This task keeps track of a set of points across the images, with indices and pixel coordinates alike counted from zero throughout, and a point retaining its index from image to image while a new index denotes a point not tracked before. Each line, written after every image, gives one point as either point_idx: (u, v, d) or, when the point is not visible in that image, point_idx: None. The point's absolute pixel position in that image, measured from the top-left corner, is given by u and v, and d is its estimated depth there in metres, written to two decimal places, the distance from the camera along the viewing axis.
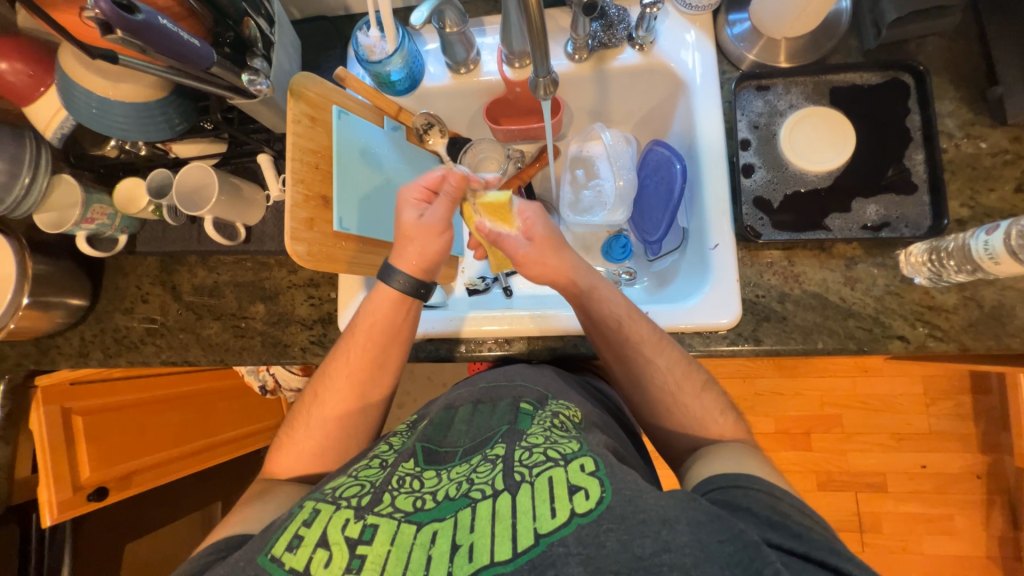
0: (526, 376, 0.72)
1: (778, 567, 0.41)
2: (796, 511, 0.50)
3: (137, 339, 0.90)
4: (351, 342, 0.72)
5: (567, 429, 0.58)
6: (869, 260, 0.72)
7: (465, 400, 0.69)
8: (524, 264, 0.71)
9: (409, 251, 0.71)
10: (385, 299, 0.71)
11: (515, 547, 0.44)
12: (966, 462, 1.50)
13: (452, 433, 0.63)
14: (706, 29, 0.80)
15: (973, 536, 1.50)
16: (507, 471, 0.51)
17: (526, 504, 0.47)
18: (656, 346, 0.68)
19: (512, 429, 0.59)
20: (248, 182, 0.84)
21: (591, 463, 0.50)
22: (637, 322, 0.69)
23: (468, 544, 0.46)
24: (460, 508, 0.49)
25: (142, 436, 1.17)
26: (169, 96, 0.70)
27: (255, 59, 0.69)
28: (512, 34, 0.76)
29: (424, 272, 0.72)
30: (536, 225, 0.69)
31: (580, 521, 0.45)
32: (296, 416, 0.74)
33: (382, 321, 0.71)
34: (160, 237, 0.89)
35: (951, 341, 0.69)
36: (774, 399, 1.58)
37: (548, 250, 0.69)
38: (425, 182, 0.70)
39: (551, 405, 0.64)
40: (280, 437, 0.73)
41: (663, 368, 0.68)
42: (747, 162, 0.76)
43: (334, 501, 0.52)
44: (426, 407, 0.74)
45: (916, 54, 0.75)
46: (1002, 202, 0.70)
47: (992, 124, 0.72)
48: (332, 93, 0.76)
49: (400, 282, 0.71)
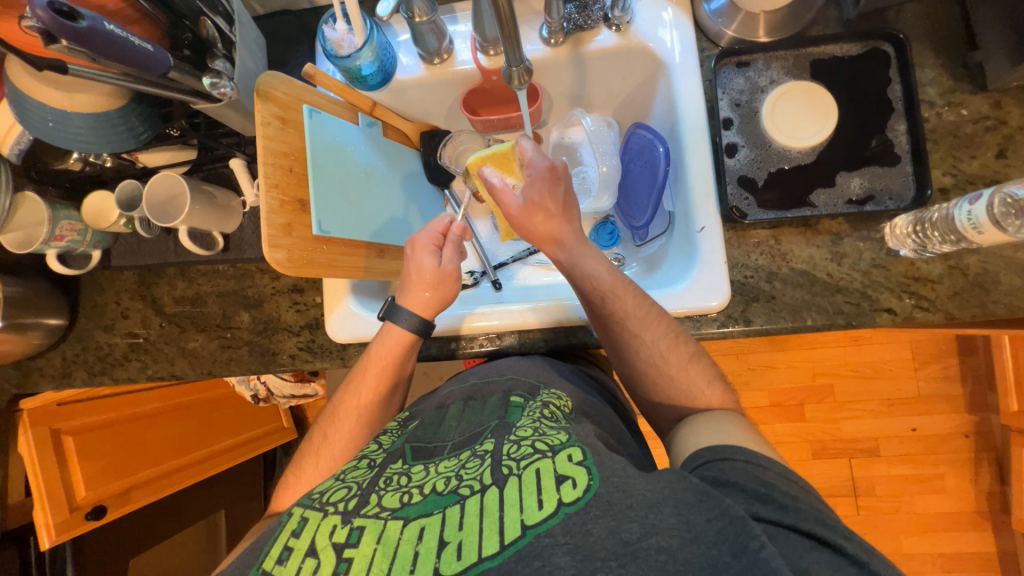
0: (517, 369, 0.71)
1: (766, 541, 0.41)
2: (783, 479, 0.50)
3: (120, 356, 0.88)
4: (360, 383, 0.73)
5: (557, 419, 0.57)
6: (855, 234, 0.72)
7: (457, 397, 0.69)
8: (517, 222, 0.72)
9: (419, 293, 0.73)
10: (396, 341, 0.73)
11: (502, 539, 0.44)
12: (954, 423, 1.54)
13: (442, 430, 0.63)
14: (684, 6, 0.78)
15: (963, 493, 1.54)
16: (495, 465, 0.51)
17: (514, 497, 0.46)
18: (641, 322, 0.67)
19: (501, 424, 0.58)
20: (222, 188, 0.82)
21: (579, 453, 0.50)
22: (621, 298, 0.68)
23: (456, 541, 0.45)
24: (448, 504, 0.48)
25: (137, 452, 1.16)
26: (128, 104, 0.67)
27: (217, 60, 0.67)
28: (484, 21, 0.74)
29: (433, 313, 0.75)
30: (534, 186, 0.70)
31: (567, 510, 0.44)
32: (303, 459, 0.71)
33: (390, 362, 0.73)
34: (135, 250, 0.86)
35: (937, 311, 0.69)
36: (767, 373, 1.60)
37: (542, 217, 0.71)
38: (437, 228, 0.75)
39: (542, 396, 0.63)
40: (289, 475, 0.71)
41: (649, 343, 0.67)
42: (730, 141, 0.75)
43: (321, 507, 0.51)
44: (418, 404, 0.74)
45: (896, 21, 0.74)
46: (985, 168, 0.70)
47: (973, 90, 0.72)
48: (302, 92, 0.73)
49: (407, 322, 0.72)
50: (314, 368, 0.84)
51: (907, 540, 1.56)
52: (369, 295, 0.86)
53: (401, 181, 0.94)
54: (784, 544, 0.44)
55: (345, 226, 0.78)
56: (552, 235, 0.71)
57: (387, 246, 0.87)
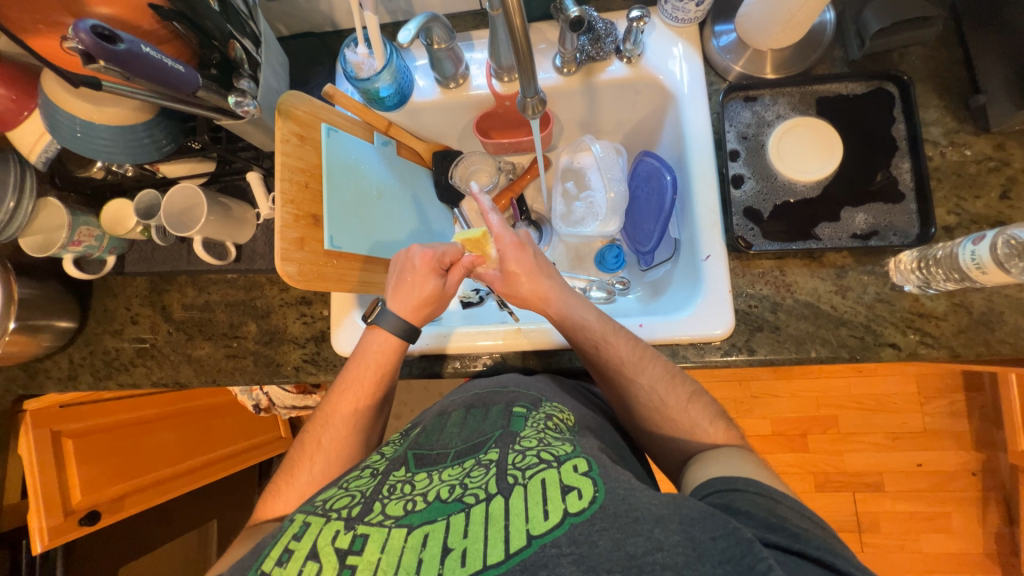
0: (520, 382, 0.71)
1: (773, 563, 0.40)
2: (795, 514, 0.49)
3: (127, 361, 0.88)
4: (348, 385, 0.73)
5: (561, 433, 0.58)
6: (859, 268, 0.73)
7: (458, 405, 0.68)
8: (506, 292, 0.76)
9: (407, 302, 0.74)
10: (383, 345, 0.74)
11: (507, 548, 0.44)
12: (961, 460, 1.51)
13: (444, 436, 0.62)
14: (693, 42, 0.81)
15: (970, 533, 1.50)
16: (500, 475, 0.51)
17: (519, 507, 0.47)
18: (636, 365, 0.68)
19: (506, 433, 0.58)
20: (237, 200, 0.84)
21: (584, 464, 0.50)
22: (615, 342, 0.70)
23: (461, 548, 0.45)
24: (453, 512, 0.48)
25: (133, 457, 1.16)
26: (154, 118, 0.70)
27: (241, 80, 0.68)
28: (500, 49, 0.77)
29: (417, 318, 0.75)
30: (508, 255, 0.74)
31: (573, 520, 0.44)
32: (294, 463, 0.71)
33: (379, 367, 0.73)
34: (149, 257, 0.88)
35: (942, 347, 0.69)
36: (769, 401, 1.59)
37: (524, 282, 0.74)
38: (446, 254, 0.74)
39: (545, 408, 0.64)
40: (283, 477, 0.70)
41: (647, 386, 0.67)
42: (737, 173, 0.76)
43: (324, 513, 0.52)
44: (421, 413, 0.73)
45: (900, 63, 0.76)
46: (988, 209, 0.71)
47: (976, 132, 0.73)
48: (322, 111, 0.76)
49: (390, 326, 0.73)
50: (316, 381, 0.85)
51: None
52: None
53: (413, 200, 0.95)
54: (792, 569, 0.43)
55: (355, 241, 0.80)
56: (539, 295, 0.74)
57: None
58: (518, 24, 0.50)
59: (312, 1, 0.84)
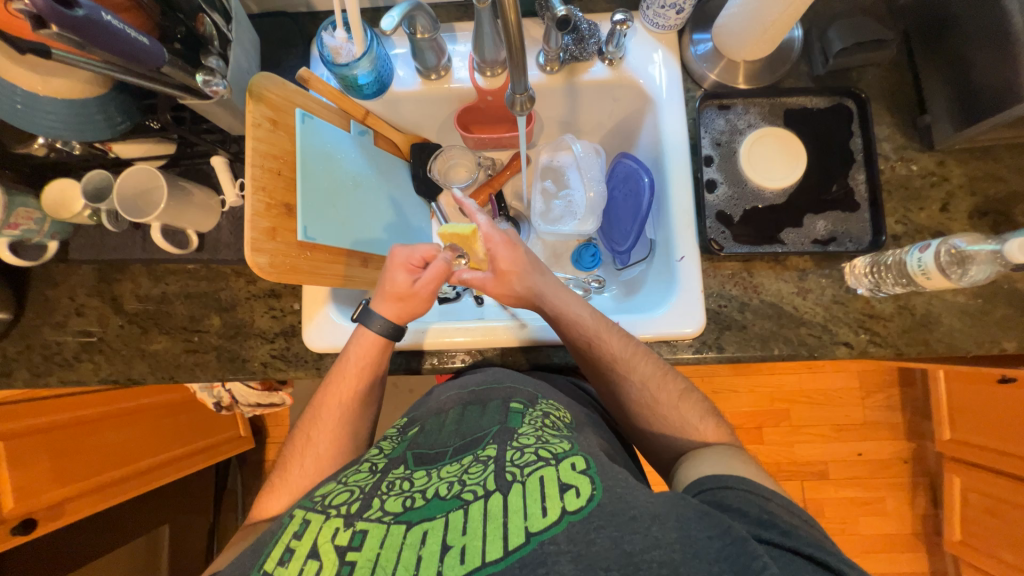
0: (514, 378, 0.71)
1: (767, 561, 0.43)
2: (785, 511, 0.52)
3: (70, 356, 0.81)
4: (335, 384, 0.72)
5: (559, 429, 0.59)
6: (819, 271, 0.78)
7: (456, 401, 0.69)
8: (494, 291, 0.75)
9: (386, 298, 0.72)
10: (368, 344, 0.72)
11: (506, 545, 0.45)
12: (895, 449, 1.66)
13: (443, 435, 0.63)
14: (672, 49, 0.83)
15: (901, 515, 1.65)
16: (499, 471, 0.52)
17: (517, 504, 0.47)
18: (630, 361, 0.70)
19: (503, 429, 0.59)
20: (200, 186, 0.79)
21: (581, 462, 0.51)
22: (609, 340, 0.71)
23: (460, 545, 0.46)
24: (452, 509, 0.49)
25: (76, 459, 1.07)
26: (108, 93, 0.64)
27: (210, 58, 0.65)
28: (484, 43, 0.76)
29: (402, 319, 0.73)
30: (499, 256, 0.73)
31: (571, 518, 0.45)
32: (287, 460, 0.70)
33: (367, 365, 0.72)
34: (98, 244, 0.81)
35: (888, 346, 0.75)
36: (729, 396, 1.68)
37: (521, 279, 0.74)
38: (421, 251, 0.73)
39: (542, 406, 0.64)
40: (276, 478, 0.69)
41: (639, 382, 0.69)
42: (711, 177, 0.79)
43: (323, 510, 0.53)
44: (420, 407, 0.74)
45: (858, 81, 0.82)
46: (930, 220, 0.78)
47: (922, 149, 0.80)
48: (295, 95, 0.73)
49: (377, 325, 0.71)
50: (285, 378, 0.81)
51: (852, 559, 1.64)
52: (350, 305, 0.84)
53: (390, 193, 0.93)
54: (786, 564, 0.46)
55: (330, 233, 0.77)
56: (533, 293, 0.74)
57: (371, 255, 0.86)
58: (512, 19, 0.49)
59: None
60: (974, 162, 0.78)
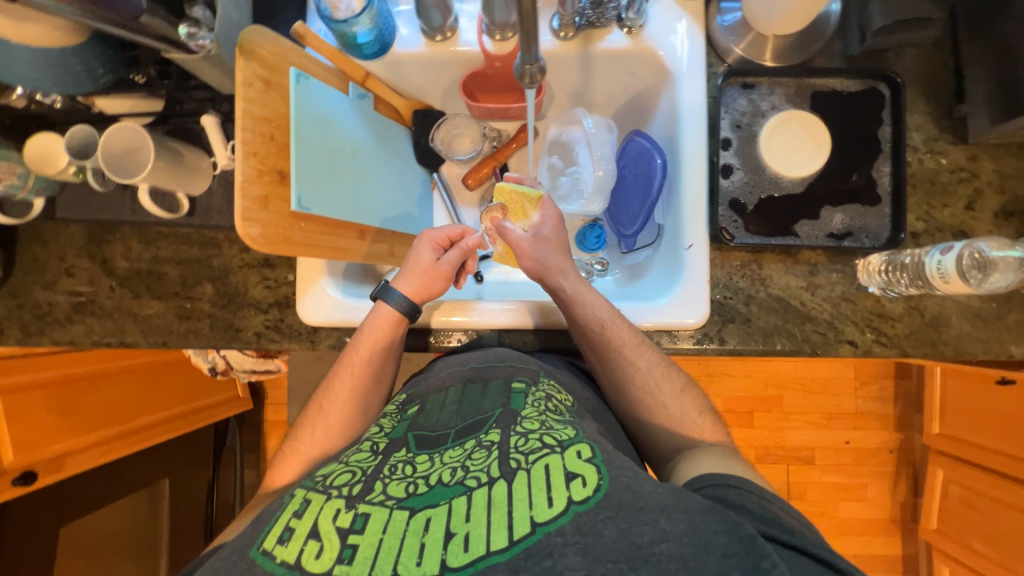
0: (516, 357, 0.71)
1: (775, 560, 0.43)
2: (784, 512, 0.53)
3: (62, 317, 0.80)
4: (349, 361, 0.72)
5: (562, 414, 0.59)
6: (831, 267, 0.75)
7: (456, 378, 0.69)
8: (525, 255, 0.77)
9: (413, 277, 0.74)
10: (384, 321, 0.72)
11: (512, 534, 0.45)
12: (883, 439, 1.68)
13: (442, 416, 0.63)
14: (698, 18, 0.77)
15: (882, 502, 1.69)
16: (503, 458, 0.52)
17: (523, 493, 0.48)
18: (635, 349, 0.71)
19: (506, 412, 0.59)
20: (191, 146, 0.75)
21: (587, 451, 0.51)
22: (618, 326, 0.71)
23: (464, 532, 0.46)
24: (455, 496, 0.49)
25: (76, 415, 1.09)
26: (88, 41, 0.59)
27: (196, 8, 0.60)
28: (495, 2, 0.70)
29: (422, 300, 0.75)
30: (545, 226, 0.79)
31: (578, 509, 0.46)
32: (298, 432, 0.71)
33: (380, 342, 0.72)
34: (86, 202, 0.78)
35: (894, 347, 0.74)
36: (724, 380, 1.68)
37: (553, 251, 0.77)
38: (447, 231, 0.78)
39: (545, 387, 0.65)
40: (288, 447, 0.70)
41: (643, 369, 0.70)
42: (727, 162, 0.75)
43: (324, 490, 0.52)
44: (419, 381, 0.74)
45: (895, 64, 0.76)
46: (953, 218, 0.74)
47: (954, 141, 0.75)
48: (289, 52, 0.68)
49: (399, 302, 0.72)
50: (278, 349, 0.80)
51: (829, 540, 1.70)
52: (346, 278, 0.82)
53: (390, 162, 0.89)
54: (795, 565, 0.46)
55: (326, 204, 0.73)
56: (561, 267, 0.76)
57: (368, 227, 0.83)
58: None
59: None
60: (1006, 158, 0.74)
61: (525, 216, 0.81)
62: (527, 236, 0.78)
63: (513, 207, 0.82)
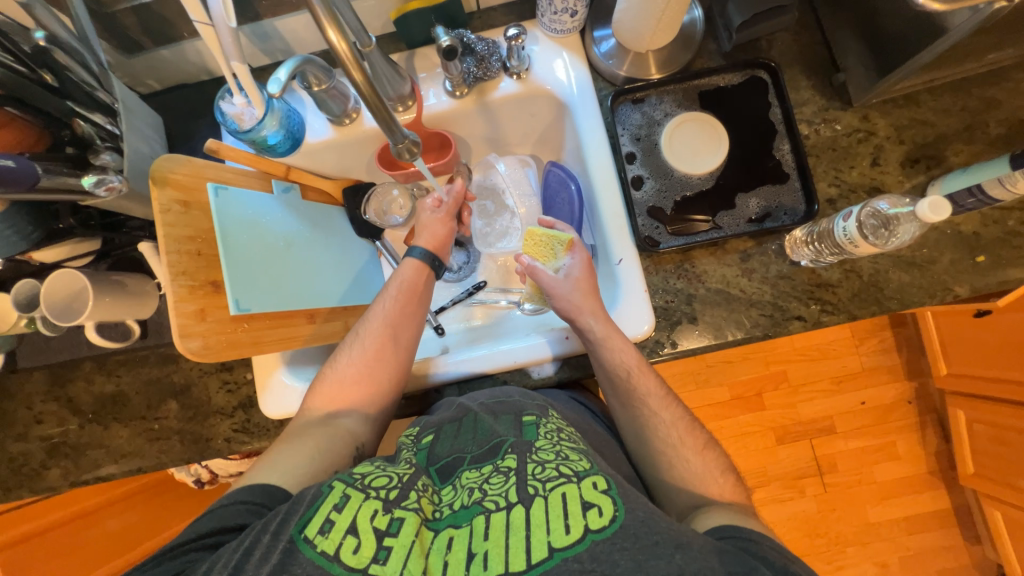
0: (523, 393, 0.75)
1: None
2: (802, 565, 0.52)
3: (37, 465, 0.81)
4: (385, 305, 0.78)
5: (574, 443, 0.63)
6: (760, 250, 0.76)
7: (473, 404, 0.73)
8: (557, 295, 0.77)
9: (426, 233, 0.84)
10: (410, 270, 0.81)
11: (529, 559, 0.49)
12: (897, 391, 1.64)
13: (460, 440, 0.67)
14: (577, 51, 0.82)
15: (915, 456, 1.64)
16: (521, 484, 0.56)
17: (540, 518, 0.52)
18: (661, 401, 0.71)
19: (521, 440, 0.63)
20: (133, 274, 0.79)
21: (603, 483, 0.55)
22: (646, 374, 0.71)
23: (483, 552, 0.51)
24: (474, 517, 0.54)
25: (77, 556, 1.06)
26: (11, 207, 0.64)
27: (103, 154, 0.65)
28: (382, 81, 0.74)
29: (439, 250, 0.84)
30: (575, 267, 0.77)
31: (595, 537, 0.49)
32: (332, 367, 0.74)
33: (414, 289, 0.80)
34: (44, 349, 0.81)
35: (841, 313, 0.74)
36: (722, 368, 1.66)
37: (586, 294, 0.75)
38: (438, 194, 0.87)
39: (553, 418, 0.68)
40: (323, 374, 0.74)
41: (667, 422, 0.70)
42: (635, 175, 0.79)
43: (363, 489, 0.57)
44: (438, 404, 0.79)
45: (768, 50, 0.80)
46: (863, 177, 0.76)
47: (843, 107, 0.78)
48: (205, 169, 0.72)
49: (421, 256, 0.82)
50: (251, 449, 0.81)
51: (873, 508, 1.63)
52: (304, 363, 0.84)
53: (329, 242, 0.93)
54: None
55: (267, 299, 0.75)
56: (595, 309, 0.74)
57: (317, 309, 0.85)
58: (359, 78, 0.50)
59: (178, 53, 0.79)
60: (897, 111, 0.77)
61: (555, 259, 0.80)
62: (559, 279, 0.77)
63: (542, 249, 0.81)
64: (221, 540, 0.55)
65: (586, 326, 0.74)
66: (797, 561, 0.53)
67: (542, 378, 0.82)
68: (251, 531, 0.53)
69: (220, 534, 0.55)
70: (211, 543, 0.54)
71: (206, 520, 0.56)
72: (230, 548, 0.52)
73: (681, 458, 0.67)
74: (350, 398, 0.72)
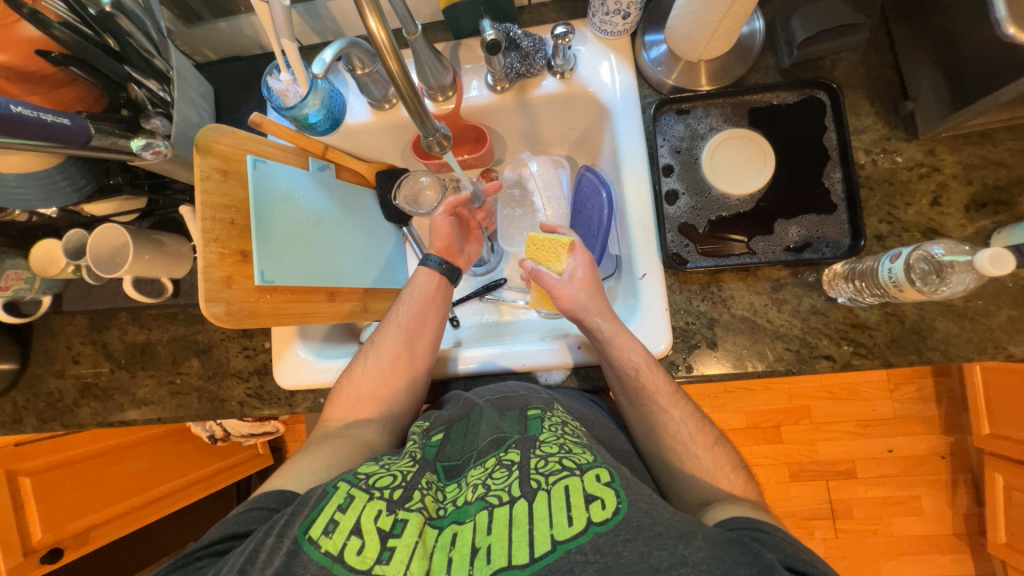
0: (529, 387, 0.75)
1: None
2: (813, 556, 0.52)
3: (70, 402, 0.87)
4: (398, 315, 0.81)
5: (580, 437, 0.62)
6: (794, 281, 0.72)
7: (480, 398, 0.74)
8: (560, 296, 0.76)
9: (445, 240, 0.88)
10: (425, 277, 0.85)
11: (531, 552, 0.48)
12: (931, 444, 1.54)
13: (467, 440, 0.67)
14: (625, 55, 0.79)
15: (941, 515, 1.53)
16: (523, 478, 0.56)
17: (543, 512, 0.51)
18: (670, 398, 0.69)
19: (525, 435, 0.63)
20: (172, 234, 0.83)
21: (606, 474, 0.54)
22: (654, 372, 0.69)
23: (486, 546, 0.50)
24: (478, 511, 0.54)
25: (99, 488, 1.14)
26: (67, 160, 0.67)
27: (153, 119, 0.68)
28: (424, 70, 0.74)
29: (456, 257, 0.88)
30: (577, 268, 0.77)
31: (597, 529, 0.49)
32: (342, 380, 0.77)
33: (427, 294, 0.83)
34: (87, 296, 0.87)
35: (875, 358, 0.70)
36: (742, 394, 1.60)
37: (590, 294, 0.75)
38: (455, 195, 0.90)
39: (557, 411, 0.67)
40: (340, 383, 0.77)
41: (678, 419, 0.68)
42: (671, 188, 0.75)
43: (367, 489, 0.57)
44: (445, 400, 0.80)
45: (831, 70, 0.75)
46: (919, 216, 0.71)
47: (908, 138, 0.73)
48: (247, 142, 0.74)
49: (438, 263, 0.85)
50: (262, 415, 0.84)
51: (886, 562, 1.54)
52: (318, 340, 0.86)
53: (357, 225, 0.94)
54: None
55: (290, 273, 0.77)
56: (599, 308, 0.74)
57: (338, 288, 0.87)
58: (393, 66, 0.51)
59: (235, 26, 0.82)
60: (968, 148, 0.71)
61: (558, 262, 0.79)
62: (563, 281, 0.77)
63: (545, 253, 0.80)
64: (229, 547, 0.56)
65: (589, 325, 0.74)
66: (809, 553, 0.52)
67: (548, 384, 0.80)
68: (256, 536, 0.54)
69: (231, 540, 0.56)
70: (223, 548, 0.56)
71: (221, 526, 0.57)
72: (237, 553, 0.53)
73: (682, 490, 0.65)
74: (367, 410, 0.74)
